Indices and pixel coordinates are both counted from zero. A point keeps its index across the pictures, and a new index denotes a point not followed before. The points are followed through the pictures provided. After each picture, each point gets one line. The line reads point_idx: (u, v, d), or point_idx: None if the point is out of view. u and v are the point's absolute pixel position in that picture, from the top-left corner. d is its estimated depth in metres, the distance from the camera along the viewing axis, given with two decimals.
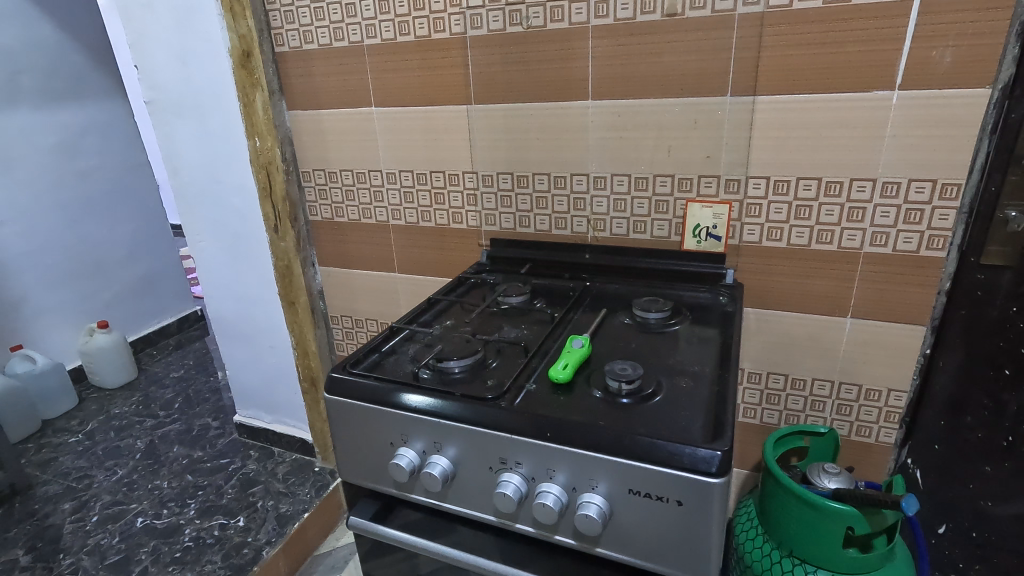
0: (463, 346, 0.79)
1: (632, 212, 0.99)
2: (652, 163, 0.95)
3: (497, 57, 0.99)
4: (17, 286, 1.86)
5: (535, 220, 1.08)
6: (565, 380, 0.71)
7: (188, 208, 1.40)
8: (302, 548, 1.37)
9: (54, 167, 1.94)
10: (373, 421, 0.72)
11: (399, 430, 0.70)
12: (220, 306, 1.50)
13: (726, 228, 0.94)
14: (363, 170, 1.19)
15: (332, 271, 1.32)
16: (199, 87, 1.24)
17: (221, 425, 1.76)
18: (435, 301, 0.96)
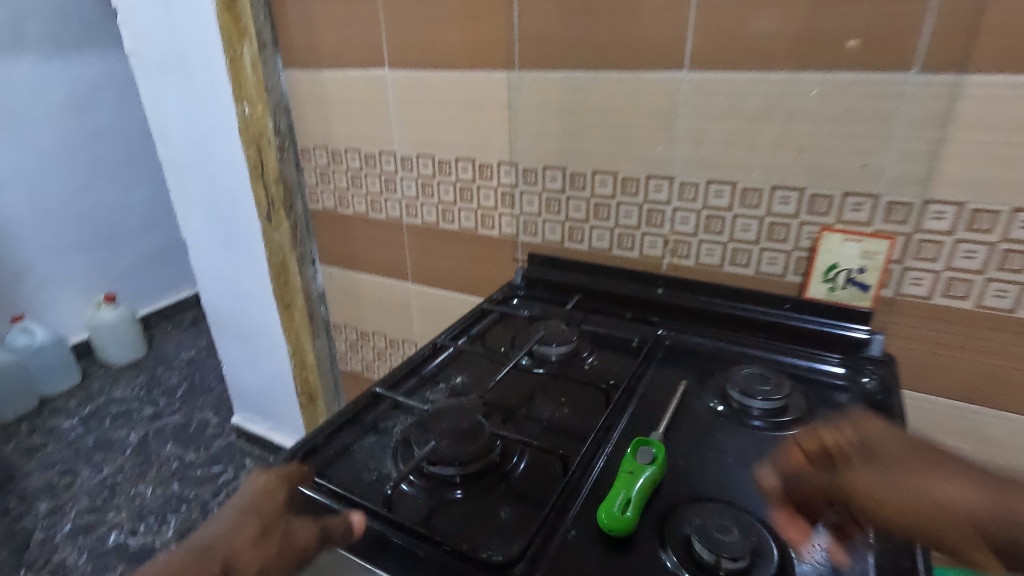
0: (470, 437, 0.53)
1: (732, 235, 0.69)
2: (771, 168, 0.65)
3: (553, 5, 0.69)
4: (20, 253, 1.72)
5: (591, 235, 0.79)
6: (623, 532, 0.44)
7: (177, 184, 1.18)
8: None
9: (64, 124, 1.77)
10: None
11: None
12: (214, 298, 1.29)
13: (879, 274, 0.63)
14: (372, 152, 0.92)
15: (334, 271, 1.08)
16: (182, 36, 1.00)
17: (220, 423, 1.59)
18: (442, 346, 0.70)
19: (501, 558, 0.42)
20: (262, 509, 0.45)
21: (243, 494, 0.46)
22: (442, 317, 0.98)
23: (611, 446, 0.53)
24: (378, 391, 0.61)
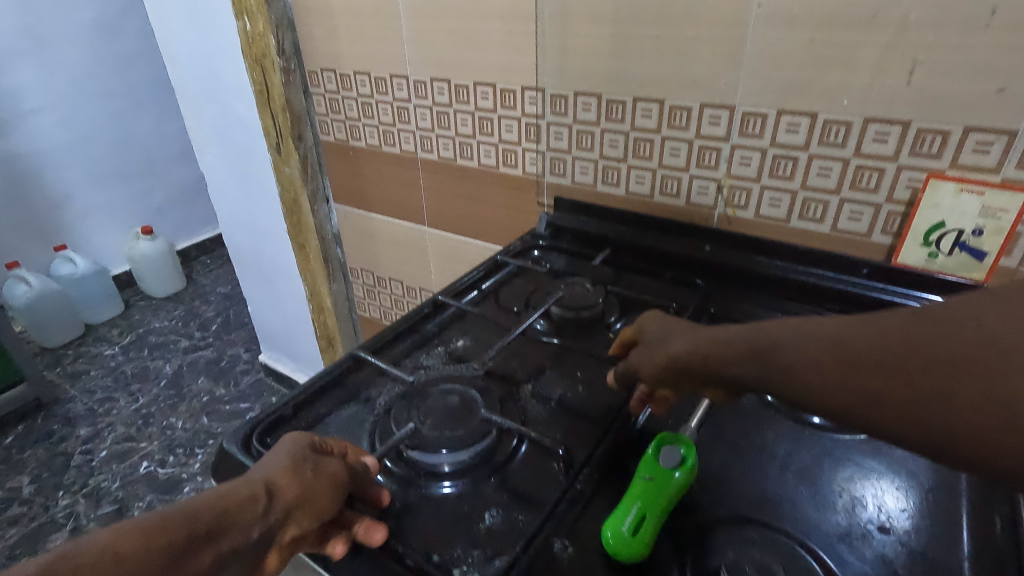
0: (462, 419, 0.45)
1: (804, 182, 0.55)
2: (867, 94, 0.50)
3: None
4: (59, 183, 1.73)
5: (628, 177, 0.67)
6: (635, 559, 0.35)
7: (189, 111, 1.10)
8: None
9: (95, 49, 1.72)
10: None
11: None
12: (234, 235, 1.24)
13: (1002, 240, 0.48)
14: (383, 76, 0.81)
15: (349, 211, 1.00)
16: None
17: (250, 360, 1.60)
18: (441, 303, 0.61)
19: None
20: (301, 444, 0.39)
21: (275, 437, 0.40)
22: (460, 265, 0.89)
23: (629, 441, 0.43)
24: (359, 356, 0.53)
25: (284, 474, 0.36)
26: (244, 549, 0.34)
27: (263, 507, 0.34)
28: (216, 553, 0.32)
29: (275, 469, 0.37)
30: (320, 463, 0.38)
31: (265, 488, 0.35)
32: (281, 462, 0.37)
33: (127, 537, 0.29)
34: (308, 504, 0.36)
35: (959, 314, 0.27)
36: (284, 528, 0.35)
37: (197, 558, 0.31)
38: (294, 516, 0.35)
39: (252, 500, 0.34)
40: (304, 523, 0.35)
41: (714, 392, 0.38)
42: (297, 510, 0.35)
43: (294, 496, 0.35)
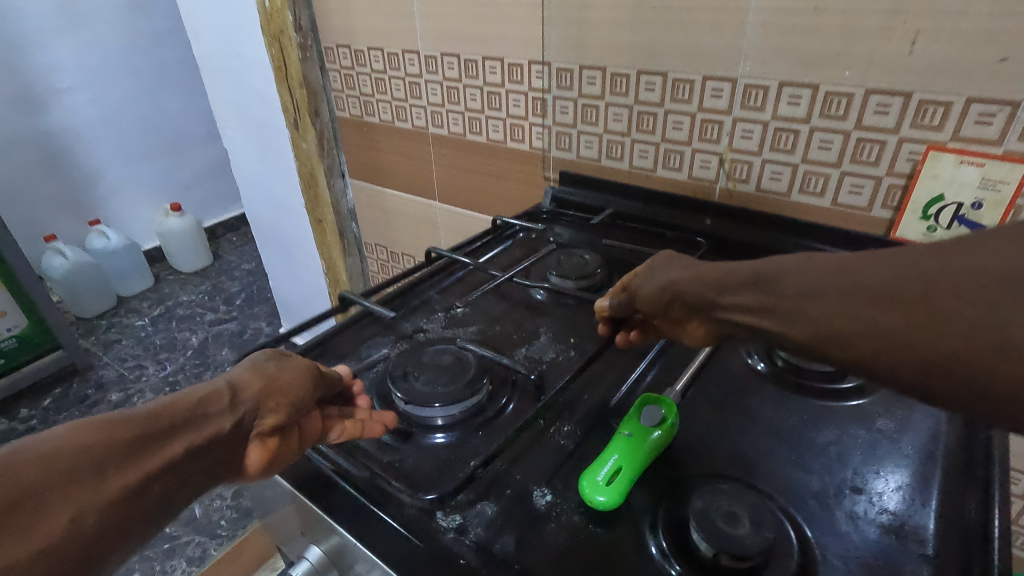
0: (456, 376, 0.47)
1: (805, 155, 0.55)
2: (868, 64, 0.49)
3: None
4: (92, 159, 1.79)
5: (632, 151, 0.67)
6: (609, 506, 0.36)
7: (212, 88, 1.14)
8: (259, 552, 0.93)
9: (126, 28, 1.77)
10: (276, 499, 0.44)
11: (307, 526, 0.42)
12: (256, 210, 1.28)
13: (1002, 211, 0.48)
14: (395, 51, 0.83)
15: (363, 187, 1.02)
16: None
17: (272, 333, 1.65)
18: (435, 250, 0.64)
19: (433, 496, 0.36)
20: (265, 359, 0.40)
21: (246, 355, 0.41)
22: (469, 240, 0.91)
23: (616, 402, 0.44)
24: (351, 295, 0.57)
25: (247, 375, 0.38)
26: (218, 440, 0.33)
27: (226, 400, 0.35)
28: (187, 443, 0.31)
29: (237, 375, 0.37)
30: (281, 362, 0.40)
31: (229, 386, 0.36)
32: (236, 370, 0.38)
33: (84, 433, 0.28)
34: (283, 389, 0.38)
35: (962, 245, 0.26)
36: (259, 416, 0.36)
37: (165, 446, 0.30)
38: (270, 403, 0.37)
39: (216, 395, 0.35)
40: (284, 407, 0.37)
41: (698, 328, 0.41)
42: (264, 402, 0.36)
43: (261, 388, 0.37)
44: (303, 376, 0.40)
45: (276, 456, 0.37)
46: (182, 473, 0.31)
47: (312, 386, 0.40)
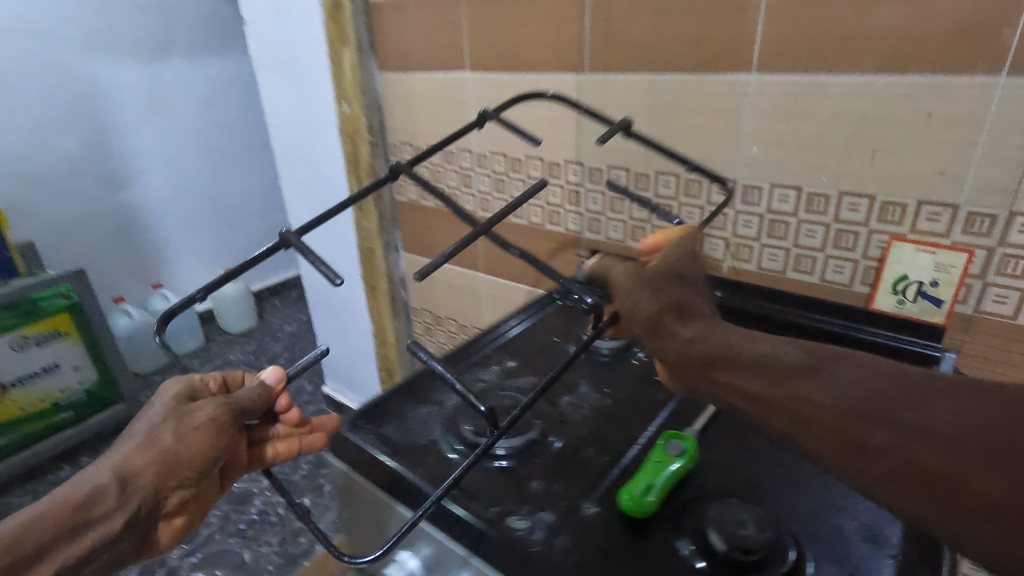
0: (513, 416, 0.58)
1: (796, 241, 0.68)
2: (839, 173, 0.63)
3: (624, 9, 0.71)
4: (160, 230, 2.00)
5: (652, 234, 0.80)
6: (643, 515, 0.46)
7: (286, 173, 1.32)
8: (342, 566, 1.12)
9: (201, 117, 2.02)
10: (381, 506, 0.55)
11: (404, 530, 0.53)
12: (313, 278, 1.43)
13: (955, 289, 0.59)
14: (452, 149, 0.99)
15: (414, 259, 1.17)
16: (295, 42, 1.12)
17: (314, 391, 1.76)
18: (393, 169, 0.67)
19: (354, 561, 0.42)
20: (165, 431, 0.46)
21: (145, 421, 0.47)
22: (509, 306, 1.04)
23: (645, 438, 0.55)
24: (288, 232, 0.58)
25: (144, 457, 0.45)
26: (115, 531, 0.43)
27: (116, 497, 0.43)
28: (83, 543, 0.42)
29: (126, 459, 0.44)
30: (181, 431, 0.46)
31: (124, 478, 0.44)
32: (134, 444, 0.45)
33: None
34: (187, 463, 0.46)
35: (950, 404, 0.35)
36: (165, 490, 0.46)
37: (62, 548, 0.41)
38: (175, 475, 0.46)
39: (102, 496, 0.42)
40: (190, 474, 0.47)
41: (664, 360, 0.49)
42: (154, 486, 0.45)
43: (154, 475, 0.45)
44: (208, 438, 0.47)
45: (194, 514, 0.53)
46: (123, 541, 0.45)
47: (218, 447, 0.48)
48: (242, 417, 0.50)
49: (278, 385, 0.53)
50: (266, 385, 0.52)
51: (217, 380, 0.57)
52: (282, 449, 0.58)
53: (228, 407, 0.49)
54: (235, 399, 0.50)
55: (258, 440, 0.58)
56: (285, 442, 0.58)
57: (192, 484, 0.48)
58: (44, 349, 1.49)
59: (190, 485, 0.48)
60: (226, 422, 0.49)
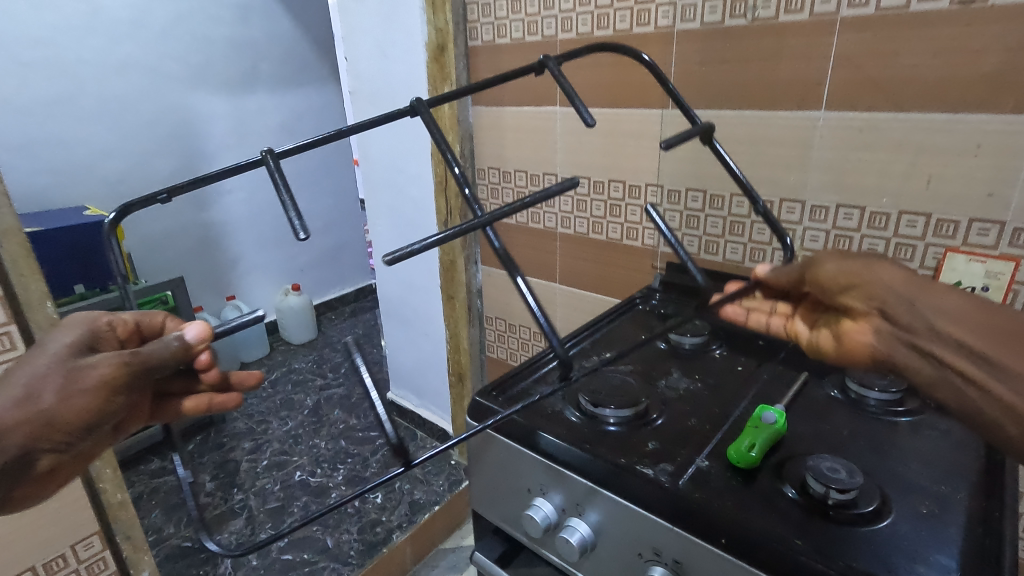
0: (622, 391, 0.69)
1: (859, 253, 0.79)
2: (899, 195, 0.74)
3: (707, 56, 0.84)
4: (236, 246, 2.17)
5: (725, 248, 0.92)
6: (749, 466, 0.57)
7: (372, 194, 1.47)
8: (427, 539, 1.35)
9: (277, 144, 2.21)
10: (520, 461, 0.67)
11: (544, 479, 0.64)
12: (389, 289, 1.57)
13: (1003, 293, 0.70)
14: (537, 173, 1.12)
15: (492, 271, 1.30)
16: (395, 79, 1.28)
17: (376, 397, 1.88)
18: (410, 106, 0.60)
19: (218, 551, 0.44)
20: (57, 380, 0.43)
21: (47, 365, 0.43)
22: (583, 314, 1.15)
23: (738, 412, 0.66)
24: (269, 151, 0.53)
25: (18, 416, 0.42)
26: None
27: None
28: None
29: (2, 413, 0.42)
30: (64, 392, 0.42)
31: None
32: (5, 399, 0.42)
33: None
34: (64, 426, 0.43)
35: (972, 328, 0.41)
36: (40, 449, 0.44)
37: None
38: (51, 437, 0.44)
39: None
40: (70, 435, 0.44)
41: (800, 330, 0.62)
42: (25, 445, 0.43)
43: (27, 435, 0.43)
44: (104, 397, 0.43)
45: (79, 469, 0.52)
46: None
47: (108, 409, 0.43)
48: (148, 374, 0.43)
49: (201, 344, 0.43)
50: (185, 342, 0.43)
51: (126, 326, 0.51)
52: (190, 406, 0.55)
53: (124, 364, 0.42)
54: (144, 352, 0.42)
55: (172, 390, 0.56)
56: (194, 399, 0.55)
57: (72, 446, 0.45)
58: None
59: (69, 448, 0.45)
60: (114, 386, 0.42)
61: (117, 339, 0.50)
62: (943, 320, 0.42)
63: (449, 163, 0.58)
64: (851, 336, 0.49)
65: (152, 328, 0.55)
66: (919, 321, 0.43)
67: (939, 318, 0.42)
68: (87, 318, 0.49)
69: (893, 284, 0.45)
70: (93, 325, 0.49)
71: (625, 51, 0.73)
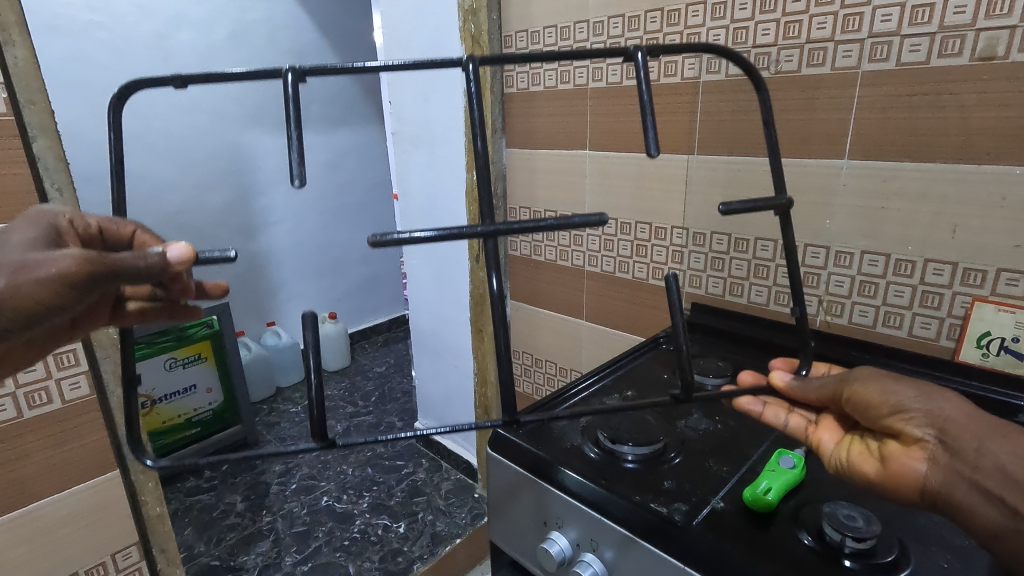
0: (641, 429, 0.70)
1: (885, 300, 0.78)
2: (924, 243, 0.74)
3: (731, 104, 0.88)
4: (279, 275, 2.27)
5: (750, 290, 0.92)
6: (765, 510, 0.57)
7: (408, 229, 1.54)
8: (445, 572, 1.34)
9: (323, 179, 2.33)
10: (537, 493, 0.68)
11: (560, 512, 0.66)
12: (421, 321, 1.62)
13: None
14: (566, 213, 1.16)
15: (521, 306, 1.33)
16: (434, 121, 1.36)
17: (404, 426, 1.91)
18: (458, 60, 0.54)
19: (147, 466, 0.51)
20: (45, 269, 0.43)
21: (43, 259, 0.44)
22: (608, 351, 1.16)
23: (757, 456, 0.66)
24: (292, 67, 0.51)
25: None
26: None
27: None
28: None
29: None
30: (18, 277, 0.44)
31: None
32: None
33: None
34: (8, 311, 0.45)
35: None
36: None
37: None
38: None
39: None
40: (13, 321, 0.46)
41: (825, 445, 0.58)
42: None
43: None
44: (56, 290, 0.44)
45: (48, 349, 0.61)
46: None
47: (56, 303, 0.45)
48: (115, 278, 0.43)
49: (180, 265, 0.43)
50: (165, 261, 0.42)
51: (88, 226, 0.54)
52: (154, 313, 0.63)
53: (91, 264, 0.43)
54: (117, 258, 0.42)
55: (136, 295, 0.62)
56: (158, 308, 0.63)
57: (15, 329, 0.47)
58: (188, 370, 1.72)
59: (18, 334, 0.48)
60: (70, 283, 0.44)
61: (77, 237, 0.53)
62: (1015, 463, 0.45)
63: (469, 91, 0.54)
64: (900, 463, 0.49)
65: (118, 236, 0.57)
66: (988, 462, 0.45)
67: (1009, 460, 0.45)
68: (50, 215, 0.53)
69: (958, 420, 0.47)
70: (55, 222, 0.53)
71: (756, 78, 0.64)
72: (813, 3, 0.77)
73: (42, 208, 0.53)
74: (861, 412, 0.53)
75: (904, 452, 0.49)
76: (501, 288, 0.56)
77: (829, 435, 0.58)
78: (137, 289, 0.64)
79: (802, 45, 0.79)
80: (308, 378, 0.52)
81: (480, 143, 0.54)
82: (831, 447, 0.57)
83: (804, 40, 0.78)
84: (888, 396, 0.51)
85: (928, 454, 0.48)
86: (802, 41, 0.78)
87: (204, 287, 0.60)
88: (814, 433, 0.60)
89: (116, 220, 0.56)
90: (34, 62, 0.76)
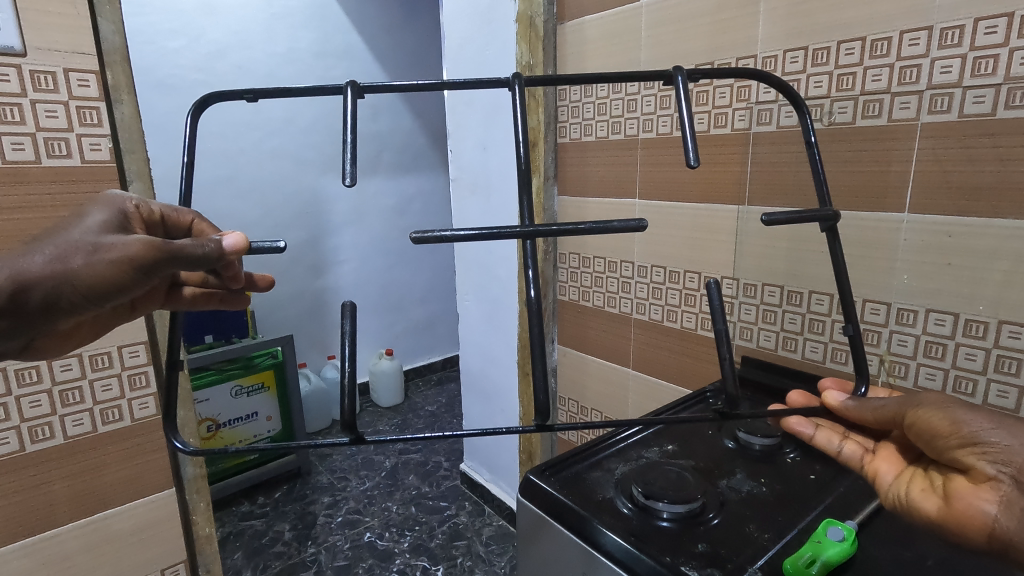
0: (679, 485, 0.67)
1: (954, 362, 0.73)
2: (999, 302, 0.68)
3: (783, 155, 0.86)
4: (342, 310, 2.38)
5: (804, 347, 0.88)
6: None
7: (463, 271, 1.59)
8: None
9: (388, 222, 2.45)
10: (565, 543, 0.67)
11: (588, 566, 0.64)
12: (470, 361, 1.64)
13: None
14: (616, 260, 1.17)
15: (569, 351, 1.33)
16: (491, 170, 1.42)
17: (450, 467, 1.91)
18: (506, 80, 0.60)
19: (179, 447, 0.55)
20: (120, 251, 0.50)
21: (119, 246, 0.51)
22: (656, 403, 1.13)
23: (803, 525, 0.61)
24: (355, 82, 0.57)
25: (49, 271, 0.51)
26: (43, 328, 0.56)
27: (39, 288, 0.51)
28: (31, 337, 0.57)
29: (53, 259, 0.51)
30: (91, 257, 0.51)
31: (21, 283, 0.51)
32: (46, 254, 0.51)
33: None
34: (80, 287, 0.51)
35: None
36: (70, 294, 0.52)
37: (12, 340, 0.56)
38: (68, 293, 0.52)
39: (32, 287, 0.51)
40: (84, 297, 0.52)
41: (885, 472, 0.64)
42: (68, 292, 0.52)
43: (67, 283, 0.51)
44: (121, 270, 0.51)
45: (107, 324, 0.68)
46: (10, 337, 0.55)
47: (120, 282, 0.51)
48: (172, 262, 0.50)
49: (234, 252, 0.51)
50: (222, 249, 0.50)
51: (149, 213, 0.61)
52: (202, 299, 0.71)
53: (158, 248, 0.50)
54: (178, 245, 0.50)
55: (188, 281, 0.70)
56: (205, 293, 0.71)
57: (84, 305, 0.53)
58: (252, 398, 1.82)
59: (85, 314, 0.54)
60: (135, 264, 0.51)
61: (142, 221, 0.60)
62: None
63: (517, 111, 0.59)
64: (965, 501, 0.53)
65: (177, 223, 0.63)
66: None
67: None
68: (120, 200, 0.59)
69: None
70: (123, 206, 0.59)
71: (792, 96, 0.70)
72: (867, 55, 0.76)
73: (114, 195, 0.60)
74: (929, 440, 0.59)
75: (973, 492, 0.53)
76: (538, 292, 0.55)
77: (882, 464, 0.65)
78: (192, 275, 0.70)
79: (856, 96, 0.77)
80: (341, 366, 0.53)
81: (523, 148, 0.58)
82: (891, 479, 0.63)
83: (858, 92, 0.77)
84: (959, 426, 0.57)
85: (998, 494, 0.51)
86: (856, 93, 0.77)
87: (252, 277, 0.67)
88: (872, 463, 0.67)
89: (177, 210, 0.62)
90: (137, 117, 0.88)
